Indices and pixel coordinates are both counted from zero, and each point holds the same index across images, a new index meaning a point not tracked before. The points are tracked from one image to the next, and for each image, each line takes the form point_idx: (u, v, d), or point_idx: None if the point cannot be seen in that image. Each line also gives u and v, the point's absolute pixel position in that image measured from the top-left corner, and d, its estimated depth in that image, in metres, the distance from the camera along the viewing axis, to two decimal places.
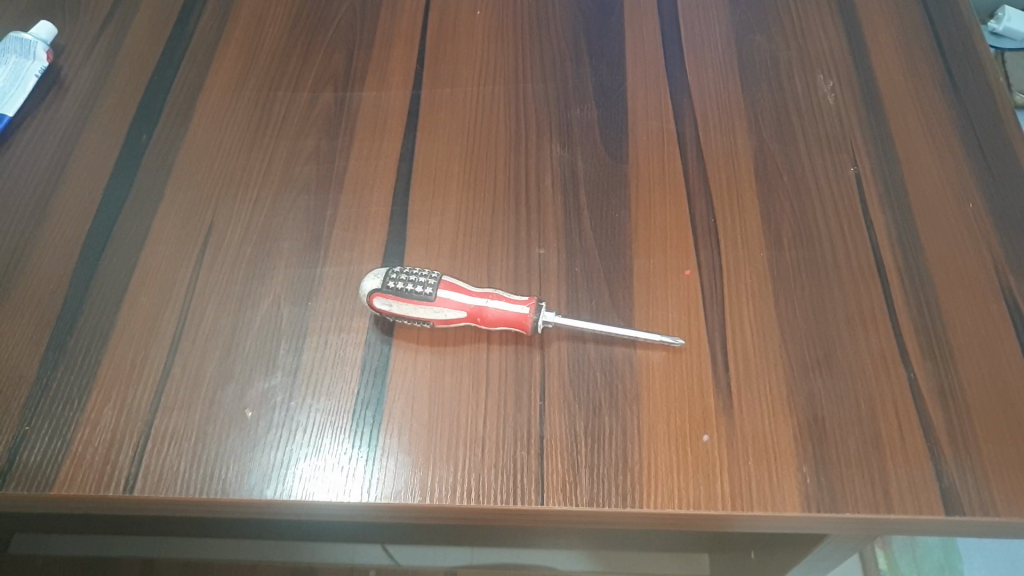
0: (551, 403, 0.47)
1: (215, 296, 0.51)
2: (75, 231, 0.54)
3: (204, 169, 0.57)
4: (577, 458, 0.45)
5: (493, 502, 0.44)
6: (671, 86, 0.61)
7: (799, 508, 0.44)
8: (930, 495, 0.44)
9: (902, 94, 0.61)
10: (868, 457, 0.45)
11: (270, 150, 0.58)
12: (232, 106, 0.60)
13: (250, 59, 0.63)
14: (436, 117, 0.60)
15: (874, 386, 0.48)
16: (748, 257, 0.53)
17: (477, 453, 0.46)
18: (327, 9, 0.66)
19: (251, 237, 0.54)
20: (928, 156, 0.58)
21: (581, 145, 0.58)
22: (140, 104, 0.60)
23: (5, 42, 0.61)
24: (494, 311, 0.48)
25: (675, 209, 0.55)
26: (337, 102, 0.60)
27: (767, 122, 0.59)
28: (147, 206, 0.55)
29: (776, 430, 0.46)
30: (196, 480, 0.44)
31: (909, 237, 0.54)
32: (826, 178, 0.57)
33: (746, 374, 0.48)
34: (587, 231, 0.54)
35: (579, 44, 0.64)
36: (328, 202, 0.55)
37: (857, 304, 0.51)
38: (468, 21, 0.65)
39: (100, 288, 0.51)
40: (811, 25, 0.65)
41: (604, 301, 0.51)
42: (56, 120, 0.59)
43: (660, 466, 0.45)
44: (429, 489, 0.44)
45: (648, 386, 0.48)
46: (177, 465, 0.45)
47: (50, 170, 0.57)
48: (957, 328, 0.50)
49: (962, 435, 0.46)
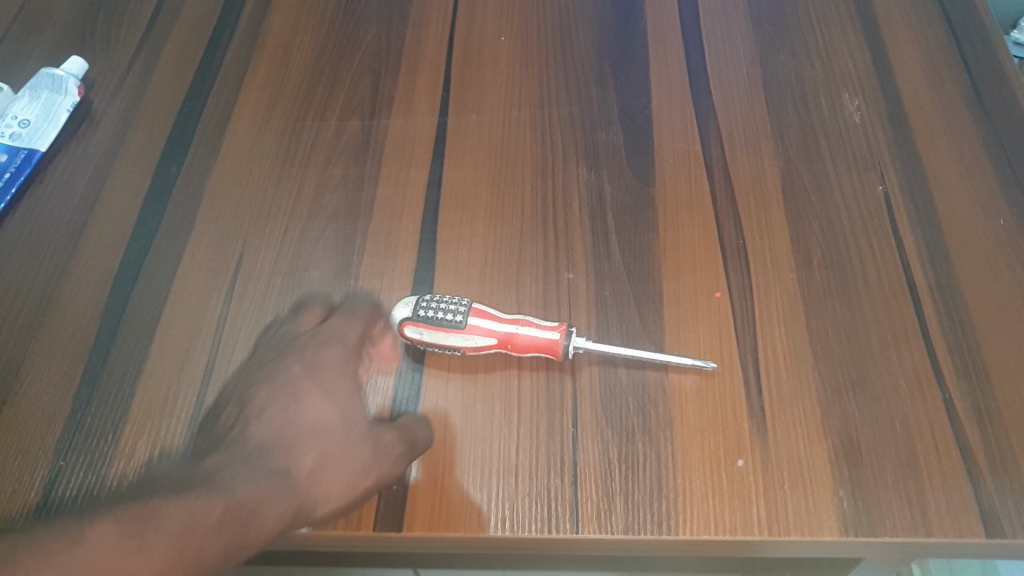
0: (584, 430, 0.47)
1: (246, 328, 0.52)
2: (108, 265, 0.54)
3: (234, 199, 0.58)
4: (611, 485, 0.45)
5: (528, 531, 0.44)
6: (695, 107, 0.61)
7: (836, 532, 0.44)
8: (971, 519, 0.44)
9: (929, 111, 0.61)
10: (904, 479, 0.45)
11: (299, 179, 0.58)
12: (260, 135, 0.61)
13: (277, 89, 0.63)
14: (461, 143, 0.60)
15: (908, 408, 0.48)
16: (779, 278, 0.53)
17: (511, 480, 0.46)
18: (352, 37, 0.66)
19: (281, 267, 0.54)
20: (957, 173, 0.58)
21: (607, 168, 0.58)
22: (169, 136, 0.61)
23: (37, 78, 0.62)
24: (522, 335, 0.48)
25: (703, 230, 0.55)
26: (364, 130, 0.61)
27: (793, 141, 0.59)
28: (178, 238, 0.56)
29: (812, 454, 0.46)
30: (281, 368, 0.47)
31: (939, 255, 0.54)
32: (853, 196, 0.57)
33: (780, 397, 0.48)
34: (615, 255, 0.54)
35: (603, 67, 0.64)
36: (358, 230, 0.56)
37: (889, 324, 0.51)
38: (492, 46, 0.66)
39: (132, 321, 0.52)
40: (834, 42, 0.65)
41: (635, 325, 0.51)
42: (87, 154, 0.60)
43: (694, 493, 0.45)
44: (463, 519, 0.45)
45: (682, 411, 0.48)
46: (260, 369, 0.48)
47: (82, 203, 0.58)
48: (993, 348, 0.50)
49: (1001, 456, 0.46)
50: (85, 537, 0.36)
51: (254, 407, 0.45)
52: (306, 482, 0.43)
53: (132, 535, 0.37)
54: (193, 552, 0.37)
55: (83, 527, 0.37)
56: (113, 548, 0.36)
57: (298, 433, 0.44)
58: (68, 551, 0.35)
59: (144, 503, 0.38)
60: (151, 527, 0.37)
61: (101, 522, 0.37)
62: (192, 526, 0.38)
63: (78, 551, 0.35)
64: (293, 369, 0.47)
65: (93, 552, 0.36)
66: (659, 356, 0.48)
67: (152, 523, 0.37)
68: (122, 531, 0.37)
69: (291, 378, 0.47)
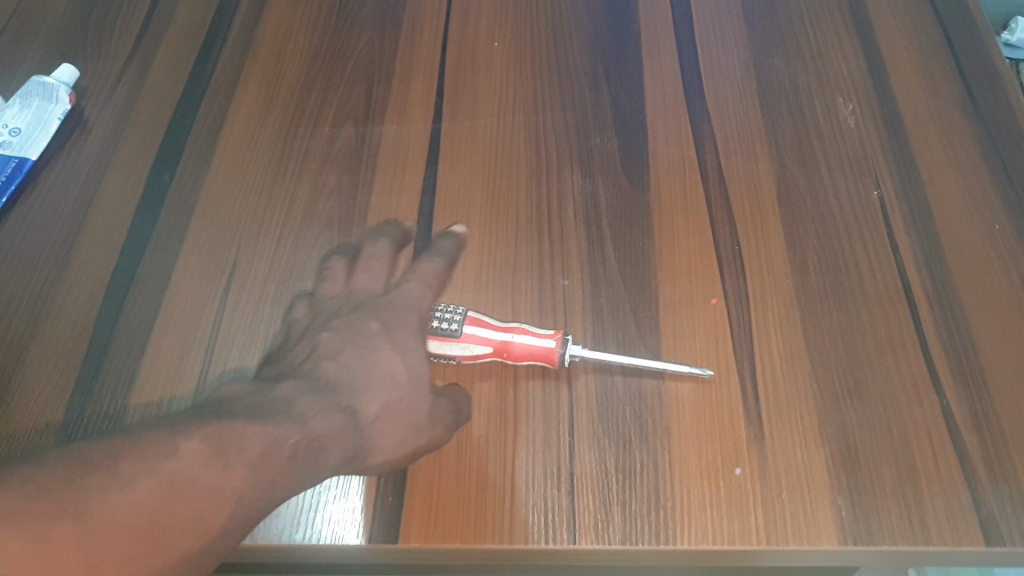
0: (581, 438, 0.47)
1: (240, 337, 0.51)
2: (100, 275, 0.54)
3: (227, 207, 0.57)
4: (609, 495, 0.45)
5: (525, 542, 0.44)
6: (690, 112, 0.61)
7: (835, 541, 0.43)
8: (969, 526, 0.43)
9: (924, 116, 0.61)
10: (903, 486, 0.45)
11: (292, 186, 0.58)
12: (253, 142, 0.61)
13: (270, 96, 0.63)
14: (456, 149, 0.60)
15: (906, 414, 0.47)
16: (775, 284, 0.53)
17: (508, 490, 0.46)
18: (345, 43, 0.66)
19: (274, 275, 0.54)
20: (952, 177, 0.57)
21: (602, 174, 0.58)
22: (161, 144, 0.61)
23: (28, 86, 0.61)
24: (516, 343, 0.47)
25: (699, 236, 0.55)
26: (358, 137, 0.60)
27: (788, 146, 0.59)
28: (171, 247, 0.55)
29: (809, 462, 0.46)
30: (356, 320, 0.47)
31: (935, 260, 0.54)
32: (849, 201, 0.56)
33: (777, 405, 0.48)
34: (611, 261, 0.53)
35: (598, 72, 0.64)
36: (351, 238, 0.55)
37: (886, 330, 0.51)
38: (486, 52, 0.65)
39: (125, 331, 0.51)
40: (828, 47, 0.65)
41: (631, 333, 0.51)
42: (78, 162, 0.60)
43: (692, 502, 0.45)
44: (459, 530, 0.44)
45: (679, 419, 0.47)
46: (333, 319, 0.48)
47: (74, 212, 0.57)
48: (990, 353, 0.50)
49: (999, 462, 0.45)
50: (172, 450, 0.36)
51: (326, 348, 0.45)
52: (368, 427, 0.43)
53: (214, 452, 0.36)
54: (268, 475, 0.37)
55: (165, 438, 0.36)
56: (201, 463, 0.36)
57: (368, 379, 0.44)
58: (163, 463, 0.35)
59: (224, 422, 0.38)
60: (234, 446, 0.37)
61: (191, 438, 0.36)
62: (269, 451, 0.38)
63: (170, 464, 0.35)
64: (371, 323, 0.47)
65: (182, 466, 0.35)
66: (656, 364, 0.48)
67: (234, 445, 0.37)
68: (211, 448, 0.36)
69: (369, 327, 0.46)
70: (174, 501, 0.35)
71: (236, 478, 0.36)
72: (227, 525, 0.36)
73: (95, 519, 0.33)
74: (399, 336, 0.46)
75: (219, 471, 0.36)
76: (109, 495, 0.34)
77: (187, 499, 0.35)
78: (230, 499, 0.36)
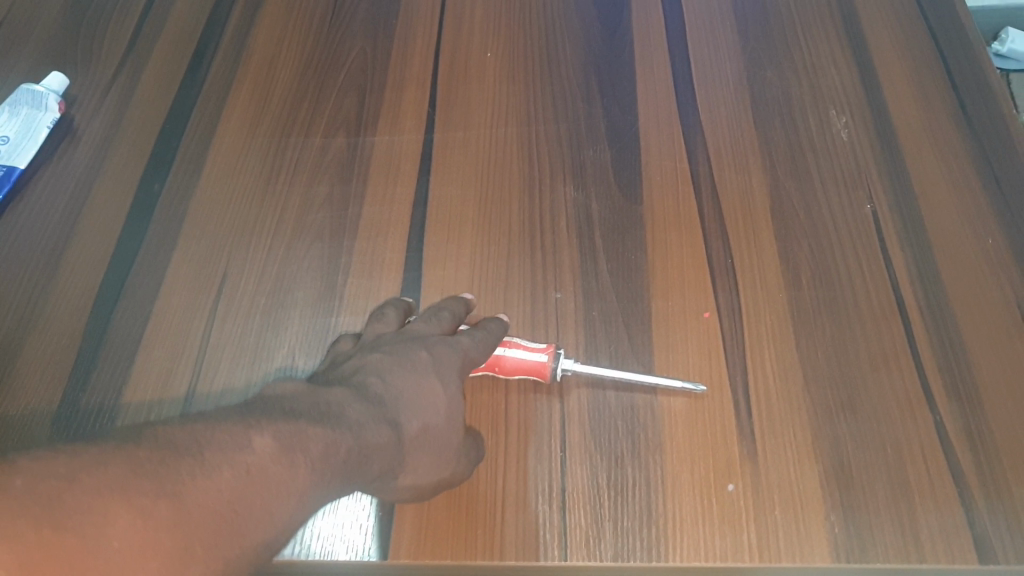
0: (573, 454, 0.47)
1: (230, 350, 0.51)
2: (88, 286, 0.53)
3: (217, 217, 0.57)
4: (601, 511, 0.45)
5: (516, 558, 0.44)
6: (683, 125, 0.61)
7: (828, 558, 0.43)
8: (963, 543, 0.43)
9: (916, 129, 0.61)
10: (897, 503, 0.45)
11: (283, 197, 0.58)
12: (244, 152, 0.60)
13: (262, 105, 0.63)
14: (448, 160, 0.59)
15: (900, 430, 0.47)
16: (768, 298, 0.52)
17: (499, 506, 0.45)
18: (337, 52, 0.66)
19: (265, 286, 0.53)
20: (944, 191, 0.57)
21: (594, 186, 0.58)
22: (152, 153, 0.60)
23: (17, 94, 0.61)
24: (506, 354, 0.48)
25: (692, 249, 0.54)
26: (350, 147, 0.60)
27: (782, 159, 0.59)
28: (160, 258, 0.55)
29: (802, 478, 0.45)
30: (407, 347, 0.45)
31: (929, 274, 0.53)
32: (843, 215, 0.56)
33: (771, 420, 0.48)
34: (603, 274, 0.53)
35: (590, 84, 0.63)
36: (343, 249, 0.55)
37: (880, 345, 0.50)
38: (479, 62, 0.65)
39: (113, 343, 0.51)
40: (821, 59, 0.65)
41: (623, 347, 0.50)
42: (68, 171, 0.59)
43: (685, 518, 0.44)
44: (448, 547, 0.44)
45: (671, 434, 0.47)
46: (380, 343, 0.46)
47: (63, 221, 0.57)
48: (983, 369, 0.49)
49: (992, 479, 0.45)
50: (246, 442, 0.34)
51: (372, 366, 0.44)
52: (406, 447, 0.41)
53: (282, 449, 0.35)
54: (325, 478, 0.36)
55: (232, 430, 0.35)
56: (272, 458, 0.34)
57: (414, 402, 0.42)
58: (241, 455, 0.34)
59: (288, 421, 0.36)
60: (300, 445, 0.35)
61: (265, 432, 0.35)
62: (328, 453, 0.36)
63: (247, 457, 0.34)
64: (421, 347, 0.45)
65: (256, 458, 0.34)
66: (648, 378, 0.48)
67: (301, 443, 0.35)
68: (281, 445, 0.35)
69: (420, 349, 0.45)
70: (251, 491, 0.33)
71: (301, 477, 0.35)
72: (289, 526, 0.34)
73: (183, 500, 0.31)
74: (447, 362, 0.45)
75: (288, 469, 0.34)
76: (194, 480, 0.32)
77: (262, 492, 0.33)
78: (295, 497, 0.34)
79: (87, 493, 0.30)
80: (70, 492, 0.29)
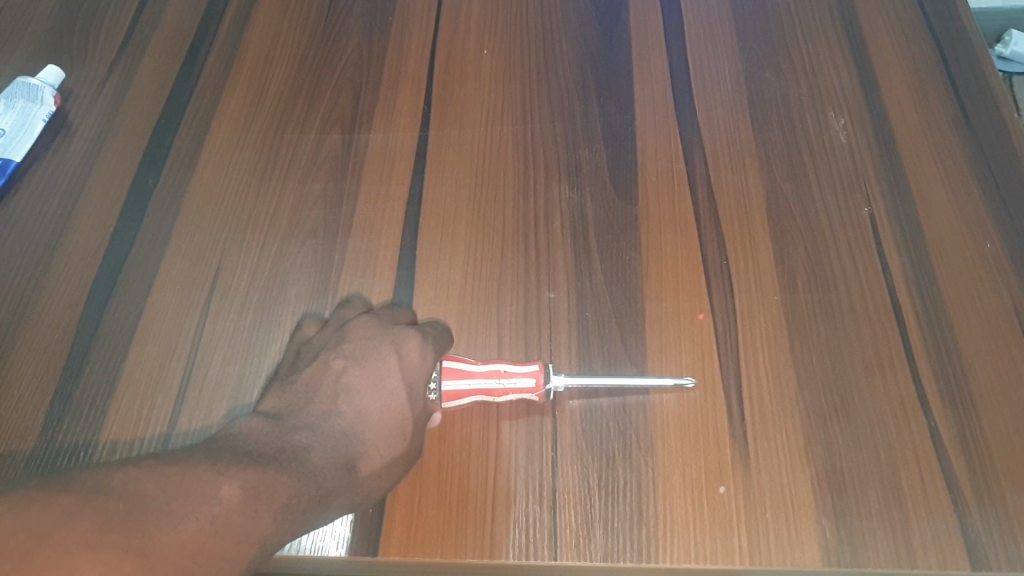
0: (564, 454, 0.46)
1: (222, 344, 0.51)
2: (81, 280, 0.53)
3: (211, 213, 0.57)
4: (591, 512, 0.44)
5: (505, 557, 0.43)
6: (680, 125, 0.61)
7: (819, 563, 0.43)
8: (956, 549, 0.43)
9: (915, 132, 0.60)
10: (890, 508, 0.44)
11: (277, 193, 0.57)
12: (239, 147, 0.60)
13: (257, 101, 0.62)
14: (443, 158, 0.59)
15: (893, 435, 0.47)
16: (762, 300, 0.52)
17: (489, 506, 0.45)
18: (333, 48, 0.65)
19: (259, 282, 0.53)
20: (942, 195, 0.57)
21: (590, 186, 0.57)
22: (147, 147, 0.60)
23: (13, 87, 0.61)
24: (504, 392, 0.46)
25: (687, 251, 0.54)
26: (345, 144, 0.60)
27: (779, 160, 0.59)
28: (154, 253, 0.55)
29: (795, 481, 0.45)
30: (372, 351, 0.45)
31: (925, 278, 0.53)
32: (838, 217, 0.56)
33: (763, 423, 0.47)
34: (597, 274, 0.53)
35: (587, 83, 0.63)
36: (336, 246, 0.55)
37: (874, 349, 0.50)
38: (476, 60, 0.65)
39: (105, 337, 0.51)
40: (820, 60, 0.65)
41: (616, 348, 0.50)
42: (63, 164, 0.59)
43: (675, 520, 0.44)
44: (439, 544, 0.44)
45: (663, 435, 0.47)
46: (342, 344, 0.45)
47: (58, 214, 0.57)
48: (979, 374, 0.49)
49: (985, 484, 0.45)
50: (213, 491, 0.34)
51: (339, 379, 0.44)
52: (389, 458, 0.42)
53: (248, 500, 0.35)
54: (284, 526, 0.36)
55: (201, 476, 0.35)
56: (238, 508, 0.34)
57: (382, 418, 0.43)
58: (206, 505, 0.33)
59: (256, 466, 0.37)
60: (265, 494, 0.36)
61: (233, 478, 0.35)
62: (293, 503, 0.37)
63: (213, 507, 0.34)
64: (388, 356, 0.44)
65: (222, 509, 0.34)
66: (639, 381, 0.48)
67: (266, 491, 0.36)
68: (247, 492, 0.35)
69: (388, 362, 0.44)
70: (213, 543, 0.33)
71: (263, 525, 0.35)
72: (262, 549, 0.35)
73: (148, 555, 0.30)
74: (415, 372, 0.45)
75: (251, 519, 0.34)
76: (161, 531, 0.32)
77: (225, 545, 0.33)
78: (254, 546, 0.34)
79: (58, 547, 0.29)
80: (37, 546, 0.29)
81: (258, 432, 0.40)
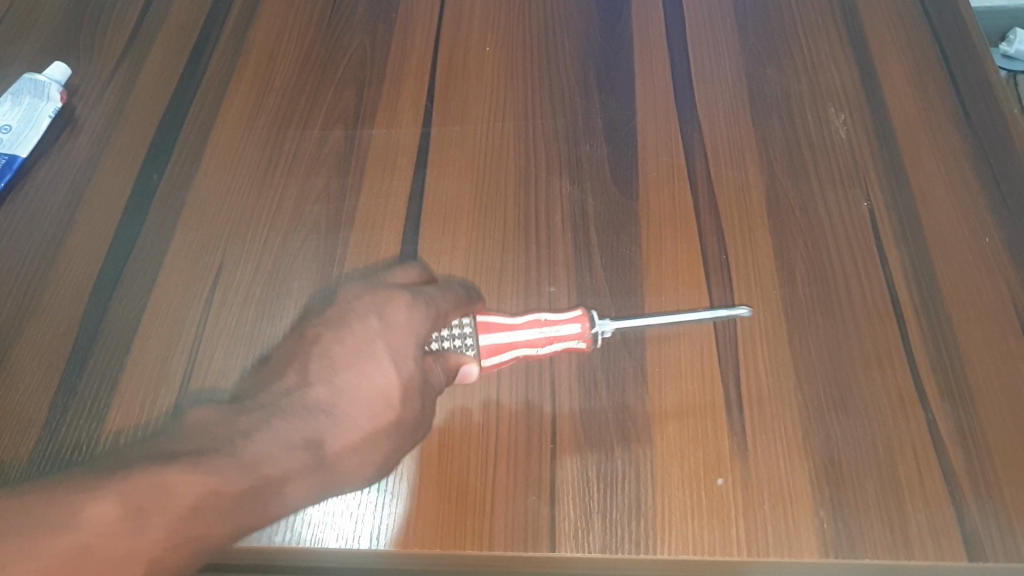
0: (563, 446, 0.47)
1: (225, 338, 0.51)
2: (86, 274, 0.54)
3: (214, 209, 0.57)
4: (590, 504, 0.45)
5: (505, 548, 0.44)
6: (680, 121, 0.61)
7: (816, 554, 0.43)
8: (954, 543, 0.43)
9: (915, 128, 0.61)
10: (887, 501, 0.45)
11: (280, 189, 0.58)
12: (242, 144, 0.61)
13: (261, 98, 0.63)
14: (445, 154, 0.60)
15: (892, 429, 0.47)
16: (761, 295, 0.52)
17: (489, 497, 0.45)
18: (337, 46, 0.66)
19: (262, 276, 0.54)
20: (942, 190, 0.57)
21: (590, 181, 0.58)
22: (152, 143, 0.61)
23: (20, 84, 0.62)
24: (548, 341, 0.46)
25: (686, 246, 0.54)
26: (347, 140, 0.60)
27: (779, 156, 0.59)
28: (157, 247, 0.55)
29: (793, 473, 0.45)
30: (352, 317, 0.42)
31: (924, 273, 0.53)
32: (838, 212, 0.56)
33: (761, 416, 0.48)
34: (597, 269, 0.53)
35: (589, 79, 0.63)
36: (339, 241, 0.55)
37: (873, 344, 0.50)
38: (478, 57, 0.65)
39: (110, 330, 0.51)
40: (821, 57, 0.65)
41: (615, 341, 0.50)
42: (69, 160, 0.60)
43: (673, 511, 0.44)
44: (438, 535, 0.44)
45: (661, 428, 0.47)
46: None
47: (63, 210, 0.57)
48: (977, 368, 0.49)
49: (983, 477, 0.45)
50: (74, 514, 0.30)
51: (318, 348, 0.41)
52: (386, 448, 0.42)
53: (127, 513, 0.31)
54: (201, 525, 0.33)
55: (73, 495, 0.31)
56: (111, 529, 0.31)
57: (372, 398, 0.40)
58: (59, 536, 0.30)
59: (153, 468, 0.33)
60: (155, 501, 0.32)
61: (109, 493, 0.31)
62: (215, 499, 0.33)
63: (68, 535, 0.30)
64: (369, 317, 0.41)
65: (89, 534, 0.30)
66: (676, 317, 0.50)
67: (155, 502, 0.32)
68: (128, 506, 0.31)
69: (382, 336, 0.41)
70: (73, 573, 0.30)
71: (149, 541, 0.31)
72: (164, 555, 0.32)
73: None
74: (401, 331, 0.41)
75: (128, 535, 0.31)
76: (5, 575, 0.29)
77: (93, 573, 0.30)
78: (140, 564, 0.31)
79: None
80: None
81: (205, 420, 0.37)
